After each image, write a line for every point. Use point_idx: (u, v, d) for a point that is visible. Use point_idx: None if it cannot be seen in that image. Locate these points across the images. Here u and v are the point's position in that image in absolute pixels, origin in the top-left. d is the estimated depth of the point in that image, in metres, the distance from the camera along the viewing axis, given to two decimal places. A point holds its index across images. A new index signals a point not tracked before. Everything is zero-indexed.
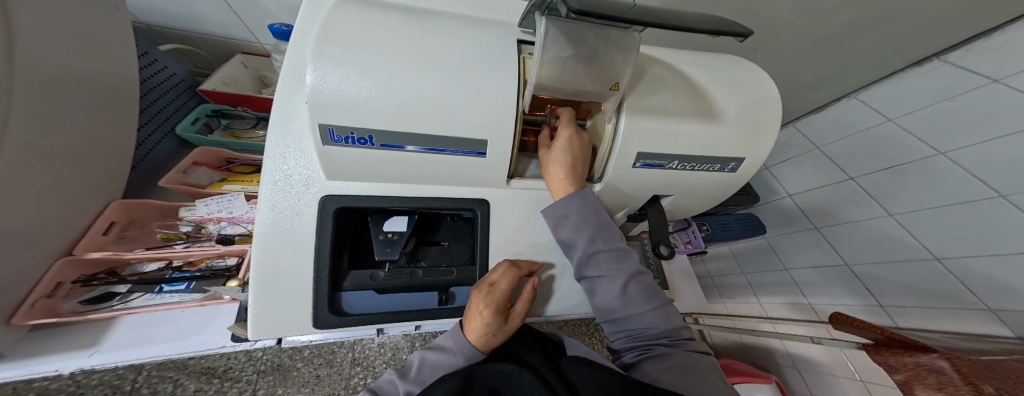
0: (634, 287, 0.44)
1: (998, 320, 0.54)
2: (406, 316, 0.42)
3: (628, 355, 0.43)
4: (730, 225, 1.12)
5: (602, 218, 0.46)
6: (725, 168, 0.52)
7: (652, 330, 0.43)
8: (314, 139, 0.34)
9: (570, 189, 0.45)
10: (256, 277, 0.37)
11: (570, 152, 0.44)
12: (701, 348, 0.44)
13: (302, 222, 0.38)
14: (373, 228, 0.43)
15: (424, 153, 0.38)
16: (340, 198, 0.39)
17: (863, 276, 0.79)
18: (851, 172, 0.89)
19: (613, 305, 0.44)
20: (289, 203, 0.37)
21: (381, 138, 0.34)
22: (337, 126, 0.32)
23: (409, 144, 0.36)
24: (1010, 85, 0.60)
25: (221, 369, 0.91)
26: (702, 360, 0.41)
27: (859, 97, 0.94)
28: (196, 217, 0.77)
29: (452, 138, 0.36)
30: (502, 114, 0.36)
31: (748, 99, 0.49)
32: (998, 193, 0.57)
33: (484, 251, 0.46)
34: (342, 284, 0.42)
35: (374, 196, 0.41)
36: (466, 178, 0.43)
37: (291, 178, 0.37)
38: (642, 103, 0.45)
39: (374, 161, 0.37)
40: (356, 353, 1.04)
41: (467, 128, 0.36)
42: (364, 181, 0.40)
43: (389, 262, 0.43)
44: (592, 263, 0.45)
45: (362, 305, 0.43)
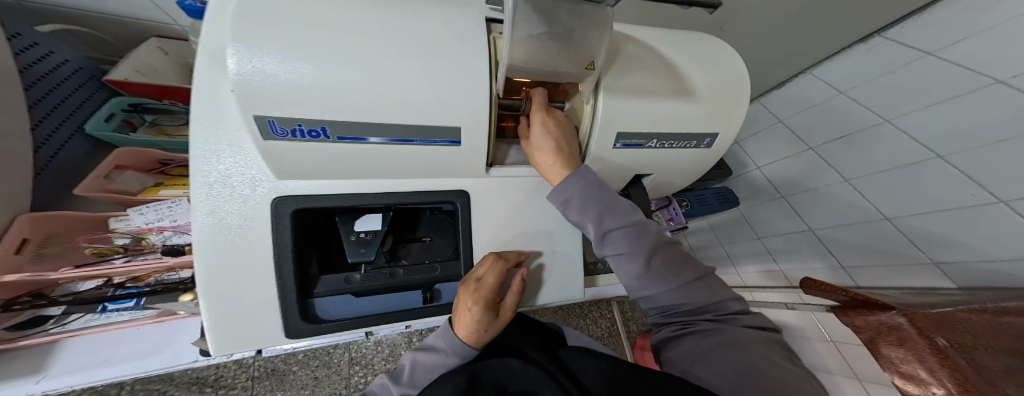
0: (656, 263, 0.40)
1: (942, 274, 0.61)
2: (389, 318, 0.41)
3: (665, 332, 0.40)
4: (708, 200, 1.14)
5: (608, 195, 0.44)
6: (701, 144, 0.52)
7: (689, 304, 0.39)
8: (253, 134, 0.30)
9: (564, 172, 0.44)
10: (210, 288, 0.34)
11: (550, 137, 0.42)
12: (756, 322, 0.38)
13: (254, 230, 0.35)
14: (344, 229, 0.40)
15: (391, 145, 0.35)
16: (298, 198, 0.37)
17: (826, 240, 0.85)
18: (810, 142, 0.92)
19: (636, 283, 0.41)
20: (234, 207, 0.34)
21: (336, 131, 0.32)
22: (279, 118, 0.29)
23: (372, 136, 0.33)
24: (944, 59, 0.64)
25: (211, 378, 0.91)
26: (756, 335, 0.35)
27: (813, 73, 0.97)
28: (132, 229, 0.70)
29: (421, 127, 0.34)
30: (463, 99, 0.34)
31: (721, 74, 0.48)
32: (937, 154, 0.62)
33: (467, 244, 0.44)
34: (317, 290, 0.40)
35: (336, 196, 0.38)
36: (437, 170, 0.41)
37: (232, 179, 0.34)
38: (619, 82, 0.44)
39: (333, 155, 0.34)
40: (353, 353, 1.04)
41: (430, 117, 0.33)
42: (324, 179, 0.38)
43: (365, 263, 0.41)
44: (608, 243, 0.42)
45: (340, 310, 0.41)
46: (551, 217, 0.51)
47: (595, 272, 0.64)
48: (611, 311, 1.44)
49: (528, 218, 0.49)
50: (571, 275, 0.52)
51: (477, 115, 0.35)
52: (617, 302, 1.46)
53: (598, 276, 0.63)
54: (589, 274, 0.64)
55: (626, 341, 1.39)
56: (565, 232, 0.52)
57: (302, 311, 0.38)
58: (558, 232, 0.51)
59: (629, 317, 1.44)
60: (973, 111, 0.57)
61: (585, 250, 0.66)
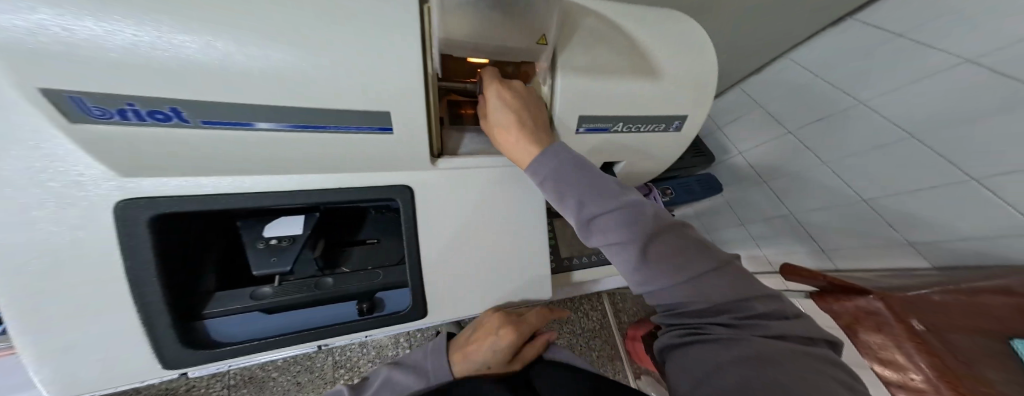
0: (654, 252, 0.31)
1: (918, 254, 0.62)
2: (310, 335, 0.36)
3: (666, 338, 0.31)
4: (693, 187, 1.06)
5: (592, 171, 0.35)
6: (670, 127, 0.49)
7: (698, 304, 0.29)
8: (51, 111, 0.22)
9: (534, 149, 0.35)
10: (26, 322, 0.28)
11: (507, 109, 0.36)
12: (796, 330, 0.27)
13: (91, 239, 0.28)
14: (248, 236, 0.37)
15: (295, 130, 0.29)
16: (150, 201, 0.30)
17: (808, 224, 0.84)
18: (789, 125, 0.90)
19: (631, 277, 0.32)
20: (60, 214, 0.27)
21: (195, 115, 0.25)
22: (106, 95, 0.22)
23: (258, 120, 0.27)
24: (914, 41, 0.62)
25: (181, 388, 0.86)
26: (787, 349, 0.25)
27: (791, 57, 0.90)
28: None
29: (325, 111, 0.28)
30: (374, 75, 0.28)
31: (688, 50, 0.45)
32: (908, 134, 0.62)
33: (413, 246, 0.40)
34: (208, 309, 0.36)
35: (224, 197, 0.32)
36: (372, 161, 0.35)
37: (51, 183, 0.26)
38: (578, 58, 0.40)
39: (220, 148, 0.28)
40: (336, 357, 0.98)
41: (333, 99, 0.28)
42: (215, 175, 0.31)
43: (279, 275, 0.38)
44: (595, 231, 0.33)
45: (248, 331, 0.37)
46: (516, 212, 0.46)
47: (570, 268, 0.61)
48: (602, 303, 1.41)
49: (487, 215, 0.44)
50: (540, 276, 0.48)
51: (406, 97, 0.31)
52: (608, 294, 1.44)
53: (574, 272, 0.61)
54: (564, 270, 0.60)
55: (617, 332, 1.38)
56: (533, 228, 0.47)
57: (184, 335, 0.33)
58: (524, 227, 0.46)
59: (619, 308, 1.43)
60: (946, 92, 0.57)
61: (558, 245, 0.62)
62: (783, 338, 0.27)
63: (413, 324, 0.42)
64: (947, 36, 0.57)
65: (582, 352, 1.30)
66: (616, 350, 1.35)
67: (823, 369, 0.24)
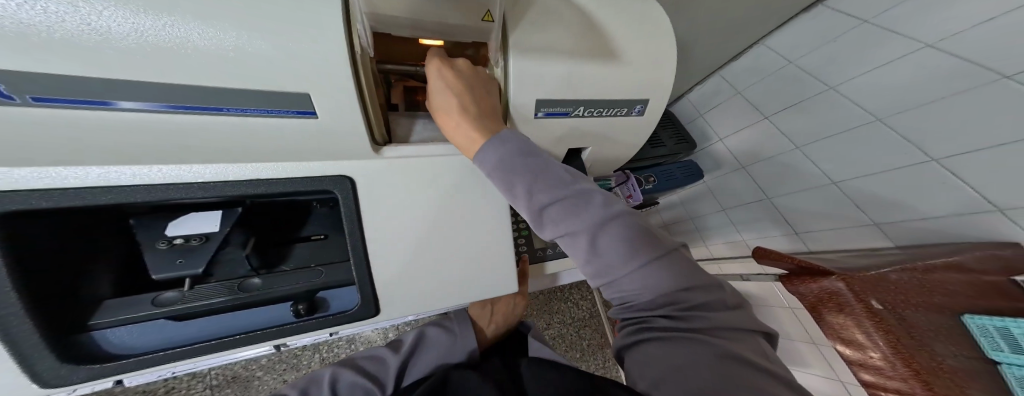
0: (606, 243, 0.28)
1: (883, 235, 0.63)
2: (234, 341, 0.34)
3: (620, 334, 0.30)
4: (673, 174, 1.05)
5: (540, 157, 0.32)
6: (633, 111, 0.47)
7: (645, 296, 0.27)
8: None
9: (478, 136, 0.33)
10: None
11: (449, 92, 0.34)
12: (737, 320, 0.27)
13: None
14: (143, 236, 0.34)
15: (180, 112, 0.26)
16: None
17: (783, 208, 0.85)
18: (762, 110, 0.89)
19: (584, 270, 0.30)
20: None
21: (16, 89, 0.20)
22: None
23: (119, 98, 0.23)
24: (880, 26, 0.62)
25: (161, 390, 0.83)
26: (731, 350, 0.25)
27: (767, 43, 0.87)
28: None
29: (214, 90, 0.25)
30: (261, 44, 0.24)
31: (645, 31, 0.42)
32: (875, 117, 0.62)
33: (357, 243, 0.37)
34: (97, 319, 0.33)
35: (119, 187, 0.29)
36: (304, 146, 0.33)
37: None
38: (530, 37, 0.37)
39: (92, 132, 0.25)
40: (324, 353, 0.96)
41: (213, 74, 0.24)
42: (94, 164, 0.28)
43: (192, 277, 0.36)
44: (545, 223, 0.31)
45: (158, 338, 0.35)
46: (478, 203, 0.43)
47: (544, 259, 0.59)
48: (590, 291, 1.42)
49: (444, 206, 0.41)
50: (506, 268, 0.46)
51: (324, 77, 0.28)
52: None
53: (547, 263, 0.59)
54: (537, 261, 0.59)
55: (606, 320, 1.40)
56: (497, 220, 0.45)
57: (61, 349, 0.30)
58: (487, 219, 0.44)
59: None
60: (904, 74, 0.58)
61: (531, 236, 0.60)
62: (723, 328, 0.26)
63: (363, 323, 0.40)
64: (907, 18, 0.57)
65: (573, 340, 1.31)
66: (605, 337, 1.37)
67: (756, 360, 0.25)
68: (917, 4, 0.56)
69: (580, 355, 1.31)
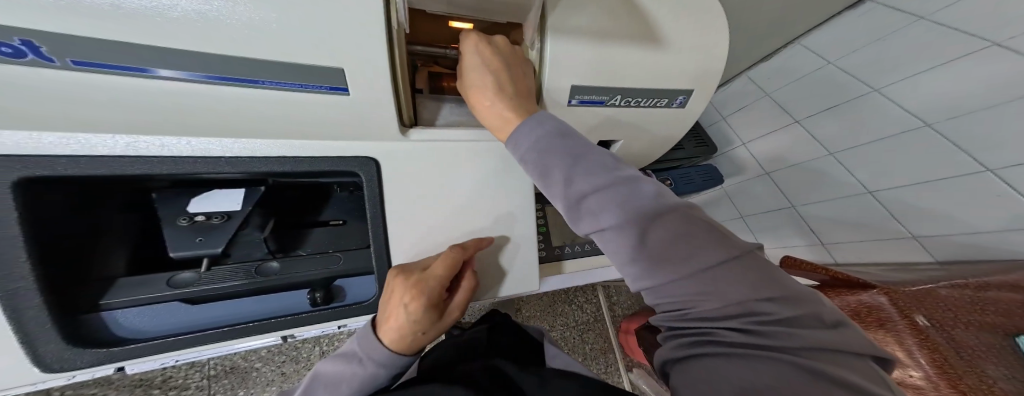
0: (657, 236, 0.25)
1: (920, 248, 0.60)
2: (248, 329, 0.32)
3: (670, 348, 0.25)
4: (692, 178, 1.01)
5: (580, 142, 0.30)
6: (673, 103, 0.45)
7: (702, 303, 0.23)
8: None
9: (516, 118, 0.31)
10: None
11: (486, 69, 0.31)
12: (837, 342, 0.21)
13: None
14: (168, 211, 0.33)
15: (213, 84, 0.24)
16: (23, 161, 0.24)
17: (807, 217, 0.81)
18: (795, 114, 0.85)
19: (629, 268, 0.27)
20: None
21: (59, 53, 0.18)
22: None
23: (156, 66, 0.21)
24: (935, 22, 0.59)
25: (158, 378, 0.82)
26: (824, 377, 0.19)
27: (802, 42, 0.86)
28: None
29: (249, 61, 0.23)
30: (309, 12, 0.21)
31: (695, 18, 0.39)
32: (923, 123, 0.58)
33: (377, 231, 0.35)
34: (109, 299, 0.32)
35: (137, 159, 0.27)
36: (329, 126, 0.31)
37: None
38: (569, 18, 0.34)
39: (128, 99, 0.23)
40: (322, 348, 0.94)
41: (259, 45, 0.22)
42: (117, 134, 0.26)
43: (212, 257, 0.34)
44: (586, 213, 0.28)
45: (164, 324, 0.33)
46: (506, 197, 0.41)
47: (561, 257, 0.57)
48: (596, 296, 1.39)
49: (464, 194, 0.39)
50: (527, 266, 0.43)
51: (358, 49, 0.25)
52: (603, 287, 1.41)
53: (564, 261, 0.56)
54: (554, 259, 0.56)
55: (610, 325, 1.36)
56: (524, 213, 0.43)
57: (68, 329, 0.28)
58: (517, 213, 0.42)
59: (614, 301, 1.41)
60: (958, 76, 0.54)
61: (548, 233, 0.58)
62: (814, 350, 0.20)
63: None
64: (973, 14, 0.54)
65: (575, 344, 1.28)
66: (608, 343, 1.33)
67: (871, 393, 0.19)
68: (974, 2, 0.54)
69: (581, 359, 1.28)
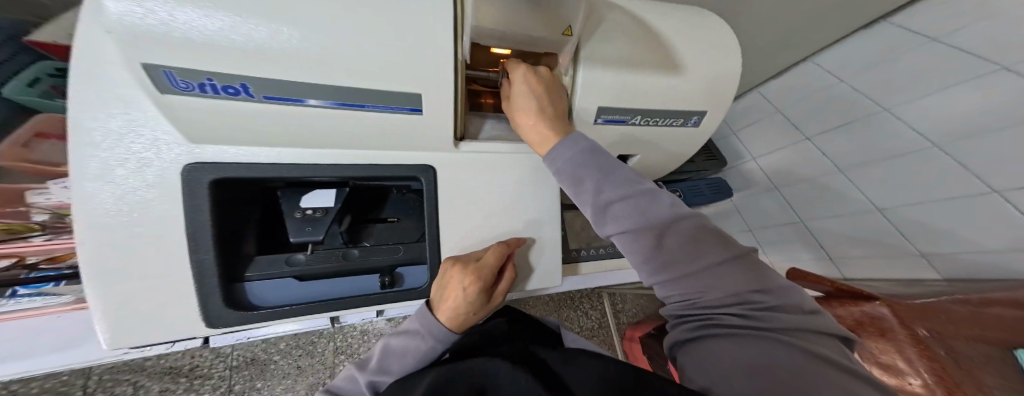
0: (671, 239, 0.30)
1: (931, 268, 0.63)
2: (340, 304, 0.38)
3: (680, 333, 0.30)
4: (701, 190, 1.05)
5: (606, 158, 0.35)
6: (687, 123, 0.50)
7: (707, 293, 0.28)
8: (145, 85, 0.25)
9: (553, 136, 0.37)
10: (96, 270, 0.30)
11: (532, 94, 0.37)
12: (816, 323, 0.26)
13: (165, 202, 0.31)
14: (288, 205, 0.39)
15: (335, 109, 0.31)
16: (213, 166, 0.32)
17: (816, 231, 0.85)
18: (806, 131, 0.89)
19: (646, 266, 0.31)
20: (140, 169, 0.30)
21: (260, 90, 0.27)
22: (177, 69, 0.24)
23: (309, 97, 0.29)
24: (946, 44, 0.62)
25: (186, 367, 0.88)
26: (808, 350, 0.23)
27: (817, 60, 0.90)
28: (54, 205, 0.55)
29: (370, 90, 0.30)
30: (415, 56, 0.29)
31: (710, 51, 0.45)
32: (931, 144, 0.61)
33: (432, 227, 0.41)
34: (249, 273, 0.37)
35: (267, 165, 0.34)
36: (397, 140, 0.37)
37: (129, 143, 0.28)
38: (599, 51, 0.40)
39: (279, 121, 0.30)
40: (338, 343, 0.99)
41: (379, 79, 0.29)
42: (256, 147, 0.33)
43: (313, 243, 0.39)
44: (610, 218, 0.33)
45: (279, 296, 0.39)
46: (538, 203, 0.47)
47: (578, 259, 0.62)
48: (602, 303, 1.42)
49: (500, 200, 0.44)
50: (554, 264, 0.48)
51: (439, 79, 0.31)
52: (608, 294, 1.44)
53: (581, 263, 0.61)
54: (573, 261, 0.61)
55: (615, 332, 1.38)
56: (555, 216, 0.48)
57: (227, 295, 0.35)
58: (547, 216, 0.48)
59: (619, 309, 1.44)
60: (965, 98, 0.58)
61: (566, 237, 0.63)
62: (799, 330, 0.25)
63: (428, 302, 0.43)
64: (974, 40, 0.58)
65: None
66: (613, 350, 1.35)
67: (849, 365, 0.23)
68: (979, 28, 0.58)
69: None
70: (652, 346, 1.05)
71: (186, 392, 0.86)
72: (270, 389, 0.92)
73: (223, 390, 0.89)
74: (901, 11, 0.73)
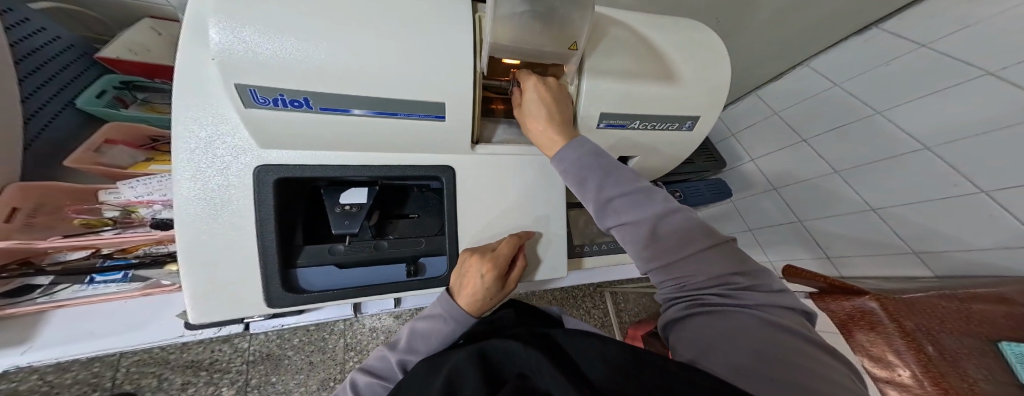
0: (664, 230, 0.34)
1: (921, 263, 0.65)
2: (375, 289, 0.43)
3: (670, 314, 0.34)
4: (701, 192, 1.08)
5: (608, 160, 0.39)
6: (683, 127, 0.54)
7: (695, 274, 0.32)
8: (234, 102, 0.31)
9: (561, 141, 0.41)
10: (190, 256, 0.36)
11: (543, 103, 0.42)
12: (785, 302, 0.30)
13: (239, 197, 0.36)
14: (330, 201, 0.43)
15: (373, 116, 0.35)
16: (277, 168, 0.37)
17: (813, 231, 0.87)
18: (803, 134, 0.92)
19: (642, 254, 0.35)
20: (217, 170, 0.35)
21: (317, 102, 0.32)
22: (259, 87, 0.30)
23: (354, 107, 0.34)
24: (934, 51, 0.65)
25: (207, 361, 0.90)
26: (774, 320, 0.27)
27: (811, 64, 0.95)
28: (121, 202, 0.63)
29: (406, 101, 0.35)
30: (446, 75, 0.34)
31: (702, 61, 0.49)
32: (923, 146, 0.64)
33: (452, 222, 0.46)
34: (300, 261, 0.42)
35: (308, 165, 0.39)
36: (423, 143, 0.41)
37: (214, 146, 0.34)
38: (603, 63, 0.45)
39: (328, 128, 0.36)
40: (348, 339, 1.03)
41: (415, 90, 0.34)
42: (304, 150, 0.39)
43: (349, 236, 0.43)
44: (611, 212, 0.37)
45: (323, 282, 0.43)
46: (549, 199, 0.52)
47: (581, 254, 0.66)
48: (603, 302, 1.45)
49: (513, 196, 0.49)
50: (560, 257, 0.52)
51: (459, 90, 0.36)
52: (610, 293, 1.48)
53: (585, 258, 0.65)
54: (577, 256, 0.65)
55: (617, 331, 1.41)
56: (562, 212, 0.52)
57: (285, 282, 0.40)
58: (554, 211, 0.52)
59: (620, 308, 1.47)
60: (951, 102, 0.61)
61: (570, 234, 0.67)
62: (770, 307, 0.29)
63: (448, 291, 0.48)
64: (968, 45, 0.60)
65: None
66: None
67: (810, 335, 0.27)
68: (963, 35, 0.61)
69: None
70: (654, 344, 1.08)
71: (206, 386, 0.88)
72: (283, 383, 0.95)
73: (240, 385, 0.91)
74: (891, 18, 0.77)
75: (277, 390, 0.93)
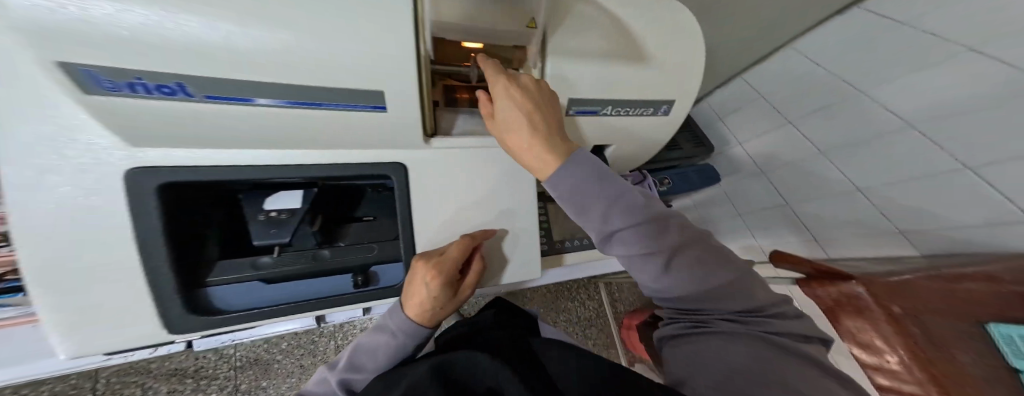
0: (684, 263, 0.28)
1: (908, 243, 0.62)
2: (306, 307, 0.40)
3: (670, 331, 0.31)
4: (689, 178, 1.05)
5: (618, 177, 0.30)
6: (658, 111, 0.50)
7: (712, 305, 0.28)
8: (61, 85, 0.24)
9: (556, 159, 0.32)
10: (38, 275, 0.31)
11: (523, 108, 0.33)
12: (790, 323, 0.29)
13: (111, 218, 0.32)
14: (250, 209, 0.40)
15: (289, 108, 0.31)
16: (156, 172, 0.33)
17: (801, 215, 0.85)
18: (790, 115, 0.89)
19: (654, 284, 0.30)
20: (75, 179, 0.30)
21: (199, 90, 0.26)
22: (99, 69, 0.22)
23: (257, 95, 0.28)
24: (914, 28, 0.62)
25: (191, 368, 0.88)
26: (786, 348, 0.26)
27: (795, 46, 0.91)
28: None
29: (330, 88, 0.30)
30: (366, 59, 0.29)
31: (675, 40, 0.45)
32: (908, 123, 0.62)
33: (405, 224, 0.42)
34: (209, 278, 0.40)
35: (230, 168, 0.35)
36: (366, 138, 0.37)
37: (61, 141, 0.28)
38: (567, 43, 0.40)
39: (231, 120, 0.30)
40: (339, 340, 0.98)
41: (335, 76, 0.29)
42: (226, 148, 0.35)
43: (280, 245, 0.41)
44: (622, 242, 0.29)
45: (238, 301, 0.41)
46: (518, 195, 0.48)
47: (562, 250, 0.62)
48: (598, 293, 1.44)
49: (476, 193, 0.45)
50: (531, 257, 0.49)
51: (393, 77, 0.31)
52: (604, 284, 1.46)
53: (566, 254, 0.62)
54: (557, 252, 0.62)
55: (612, 320, 1.41)
56: (531, 208, 0.49)
57: (188, 303, 0.37)
58: (523, 208, 0.48)
59: (616, 298, 1.46)
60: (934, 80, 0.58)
61: (550, 229, 0.64)
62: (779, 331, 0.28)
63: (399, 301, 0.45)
64: (947, 21, 0.56)
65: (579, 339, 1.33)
66: (610, 338, 1.38)
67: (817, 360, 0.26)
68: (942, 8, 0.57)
69: None
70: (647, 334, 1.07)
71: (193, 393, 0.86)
72: (276, 387, 0.92)
73: (229, 390, 0.89)
74: None
75: (269, 394, 0.90)
